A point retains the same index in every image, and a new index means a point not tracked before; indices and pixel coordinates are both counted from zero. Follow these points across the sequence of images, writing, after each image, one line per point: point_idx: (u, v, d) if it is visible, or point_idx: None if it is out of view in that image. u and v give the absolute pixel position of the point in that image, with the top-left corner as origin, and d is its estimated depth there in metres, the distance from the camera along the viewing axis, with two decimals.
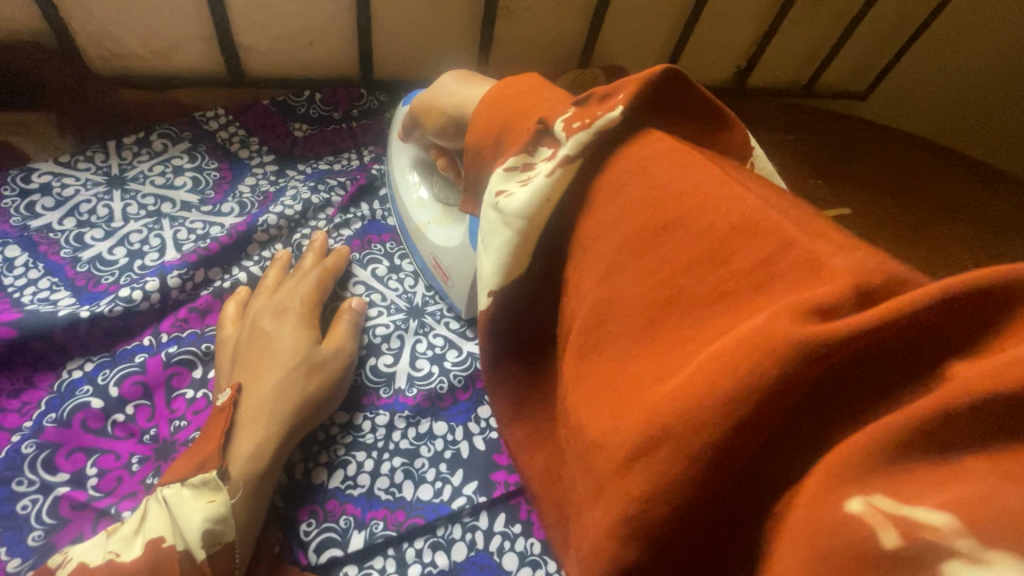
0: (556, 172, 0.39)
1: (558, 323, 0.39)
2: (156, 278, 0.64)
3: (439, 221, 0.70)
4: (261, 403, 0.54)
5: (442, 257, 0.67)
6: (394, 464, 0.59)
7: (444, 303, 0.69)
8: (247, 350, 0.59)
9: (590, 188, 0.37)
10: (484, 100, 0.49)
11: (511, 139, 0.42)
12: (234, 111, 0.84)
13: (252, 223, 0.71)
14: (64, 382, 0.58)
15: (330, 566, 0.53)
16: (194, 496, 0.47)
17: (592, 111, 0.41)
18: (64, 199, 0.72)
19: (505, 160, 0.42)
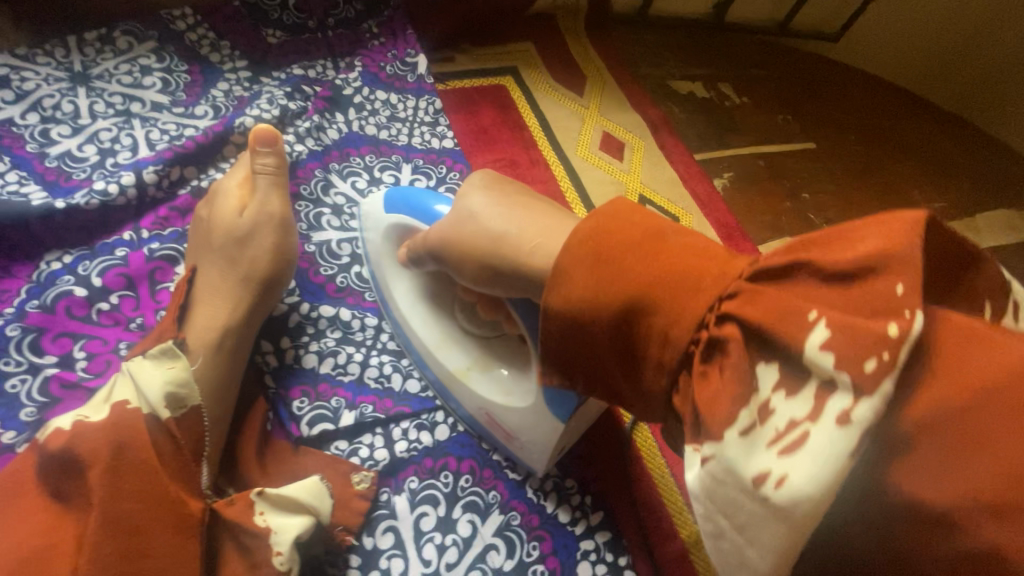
0: (674, 325, 0.35)
1: (754, 560, 0.32)
2: (131, 172, 0.64)
3: (485, 368, 0.56)
4: (211, 279, 0.57)
5: (464, 367, 0.57)
6: (382, 359, 0.62)
7: (464, 417, 0.59)
8: (197, 232, 0.60)
9: (769, 380, 0.31)
10: (576, 241, 0.39)
11: (584, 259, 0.38)
12: (201, 11, 0.80)
13: (228, 124, 0.70)
14: (42, 272, 0.58)
15: (320, 442, 0.57)
16: (155, 365, 0.49)
17: (815, 267, 0.32)
18: (25, 93, 0.69)
19: (581, 279, 0.38)
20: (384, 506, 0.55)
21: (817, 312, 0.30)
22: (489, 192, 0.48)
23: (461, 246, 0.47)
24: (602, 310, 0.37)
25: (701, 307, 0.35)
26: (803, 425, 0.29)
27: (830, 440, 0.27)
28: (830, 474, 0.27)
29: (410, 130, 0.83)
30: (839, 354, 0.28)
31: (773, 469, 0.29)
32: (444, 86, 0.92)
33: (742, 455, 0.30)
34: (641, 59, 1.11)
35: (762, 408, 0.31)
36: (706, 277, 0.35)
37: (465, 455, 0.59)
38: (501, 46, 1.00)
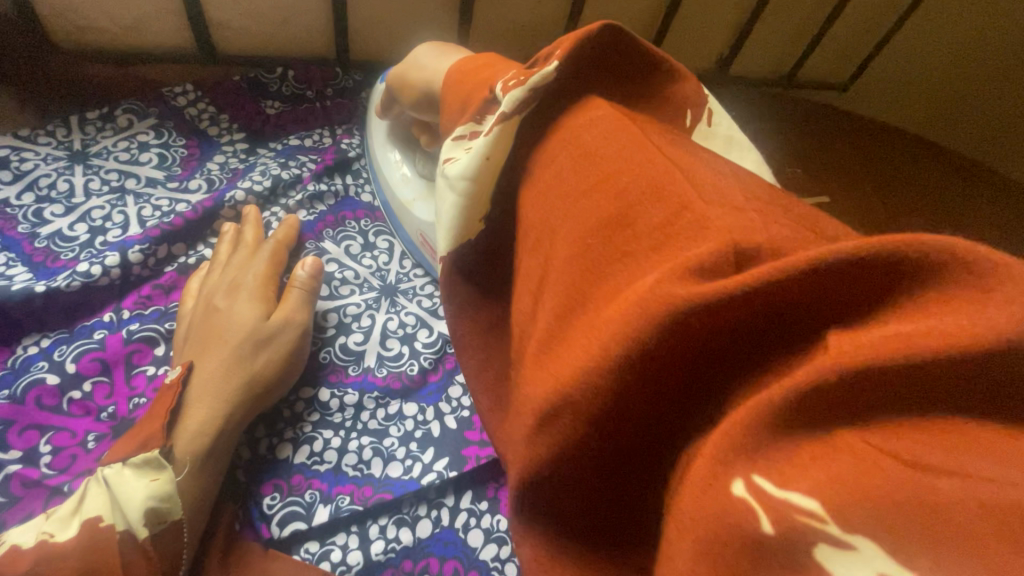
0: (475, 94, 0.47)
1: (445, 220, 0.44)
2: (116, 253, 0.63)
3: (424, 198, 0.71)
4: (212, 379, 0.54)
5: (411, 199, 0.71)
6: (362, 442, 0.58)
7: (408, 242, 0.74)
8: (204, 327, 0.58)
9: (490, 116, 0.44)
10: (454, 72, 0.52)
11: (460, 87, 0.49)
12: (203, 87, 0.82)
13: (219, 199, 0.71)
14: (18, 358, 0.57)
15: (291, 543, 0.53)
16: (136, 476, 0.46)
17: (538, 60, 0.46)
18: (22, 173, 0.70)
19: (452, 91, 0.50)
20: None
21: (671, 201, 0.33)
22: (434, 49, 0.61)
23: (405, 80, 0.62)
24: (451, 111, 0.49)
25: (487, 90, 0.46)
26: (480, 134, 0.44)
27: (485, 136, 0.43)
28: (484, 148, 0.42)
29: None
30: (513, 88, 0.42)
31: (456, 155, 0.44)
32: None
33: (451, 149, 0.45)
34: None
35: (474, 131, 0.44)
36: (497, 69, 0.47)
37: (449, 555, 0.54)
38: None
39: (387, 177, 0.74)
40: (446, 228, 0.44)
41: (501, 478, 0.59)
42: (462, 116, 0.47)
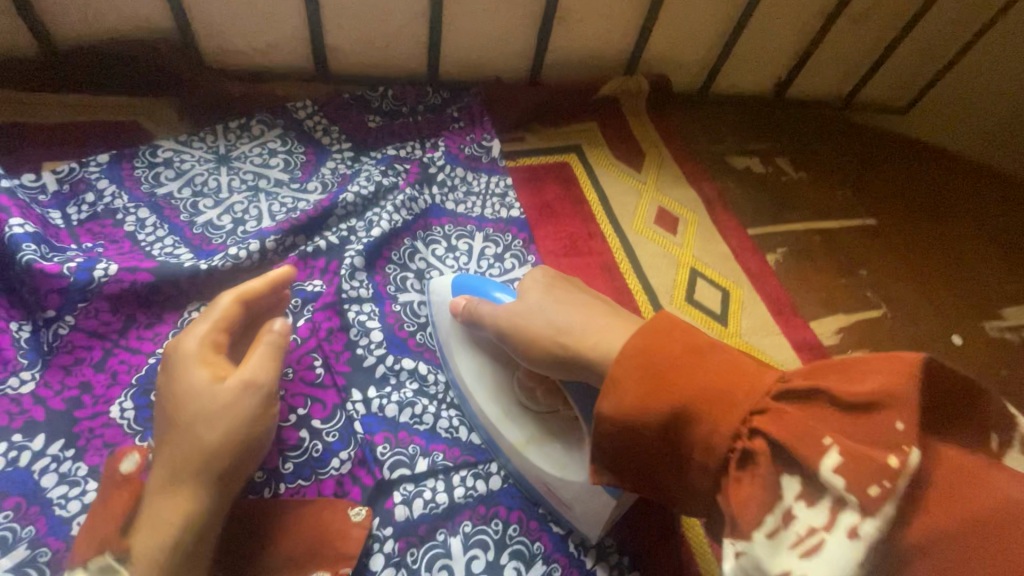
0: (715, 427, 0.47)
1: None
2: (257, 240, 0.77)
3: (540, 443, 0.65)
4: (177, 454, 0.55)
5: (522, 440, 0.66)
6: (450, 412, 0.72)
7: (526, 486, 0.66)
8: (162, 409, 0.57)
9: (798, 492, 0.43)
10: (629, 348, 0.52)
11: (635, 373, 0.51)
12: (318, 103, 0.97)
13: (333, 202, 0.84)
14: (185, 320, 0.72)
15: (393, 481, 0.65)
16: (148, 525, 0.52)
17: (848, 401, 0.44)
18: (182, 172, 0.86)
19: (633, 396, 0.50)
20: (442, 545, 0.63)
21: (832, 443, 0.42)
22: (546, 293, 0.64)
23: (529, 331, 0.62)
24: (648, 418, 0.50)
25: (737, 421, 0.47)
26: (821, 532, 0.41)
27: (842, 548, 0.39)
28: (847, 564, 0.39)
29: (483, 203, 0.94)
30: (849, 478, 0.40)
31: (793, 566, 0.41)
32: (514, 163, 1.03)
33: (769, 553, 0.42)
34: (700, 137, 1.19)
35: (785, 515, 0.43)
36: (739, 393, 0.48)
37: (514, 506, 0.66)
38: (567, 127, 1.11)
39: (491, 427, 0.68)
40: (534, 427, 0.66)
41: None
42: (721, 419, 0.47)
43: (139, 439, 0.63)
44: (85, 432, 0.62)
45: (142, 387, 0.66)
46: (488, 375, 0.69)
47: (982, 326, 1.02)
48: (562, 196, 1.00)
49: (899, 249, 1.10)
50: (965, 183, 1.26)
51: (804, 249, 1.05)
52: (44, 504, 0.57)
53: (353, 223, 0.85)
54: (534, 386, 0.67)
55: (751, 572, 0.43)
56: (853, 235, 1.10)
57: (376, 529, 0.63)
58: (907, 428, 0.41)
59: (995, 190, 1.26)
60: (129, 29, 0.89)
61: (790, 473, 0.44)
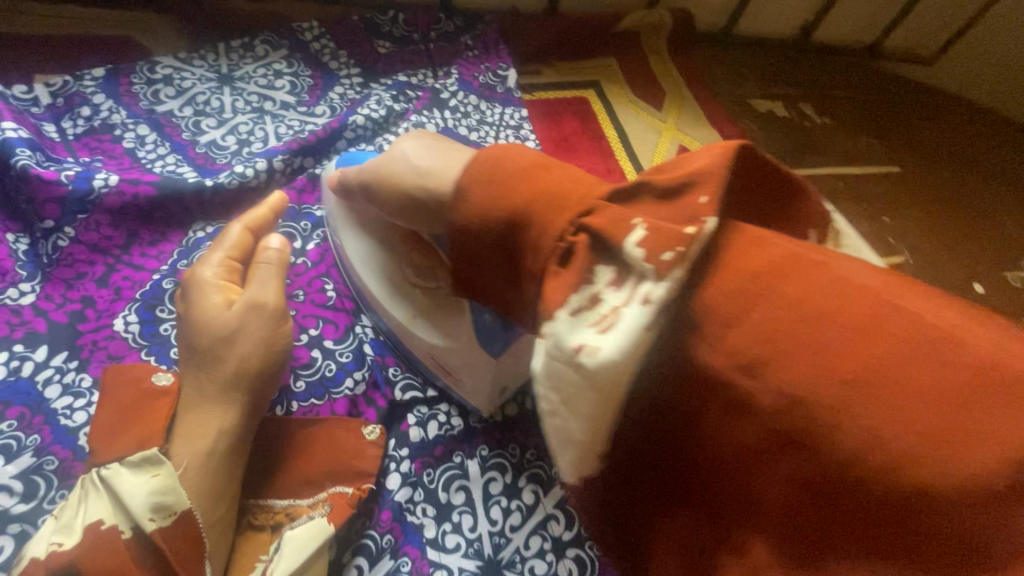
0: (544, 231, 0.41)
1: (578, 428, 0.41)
2: (264, 159, 0.74)
3: (426, 316, 0.60)
4: (200, 386, 0.54)
5: (408, 317, 0.61)
6: None
7: (416, 361, 0.64)
8: (184, 336, 0.57)
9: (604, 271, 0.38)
10: (472, 165, 0.45)
11: (481, 180, 0.44)
12: (326, 24, 0.92)
13: (342, 122, 0.81)
14: (190, 239, 0.69)
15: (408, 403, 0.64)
16: (133, 474, 0.48)
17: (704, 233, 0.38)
18: (183, 90, 0.82)
19: (479, 199, 0.44)
20: (458, 467, 0.62)
21: (638, 221, 0.38)
22: (418, 146, 0.53)
23: (394, 182, 0.53)
24: (492, 217, 0.43)
25: (567, 222, 0.40)
26: (619, 309, 0.37)
27: (635, 315, 0.36)
28: (628, 339, 0.36)
29: (497, 133, 0.90)
30: (650, 249, 0.36)
31: (589, 342, 0.36)
32: (530, 96, 0.98)
33: (567, 330, 0.37)
34: (721, 78, 1.14)
35: (593, 298, 0.38)
36: (572, 197, 0.41)
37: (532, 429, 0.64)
38: (585, 61, 1.06)
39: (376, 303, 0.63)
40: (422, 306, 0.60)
41: None
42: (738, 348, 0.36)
43: (146, 354, 0.61)
44: (89, 344, 0.60)
45: (148, 302, 0.63)
46: (372, 255, 0.63)
47: (1003, 278, 0.99)
48: (579, 131, 0.96)
49: (921, 197, 1.07)
50: (990, 134, 1.22)
51: (826, 193, 1.02)
52: (49, 414, 0.55)
53: (363, 147, 0.82)
54: (410, 249, 0.60)
55: (556, 359, 0.38)
56: (875, 180, 1.07)
57: (391, 449, 0.62)
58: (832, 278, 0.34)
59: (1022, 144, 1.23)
60: None
61: (606, 265, 0.39)
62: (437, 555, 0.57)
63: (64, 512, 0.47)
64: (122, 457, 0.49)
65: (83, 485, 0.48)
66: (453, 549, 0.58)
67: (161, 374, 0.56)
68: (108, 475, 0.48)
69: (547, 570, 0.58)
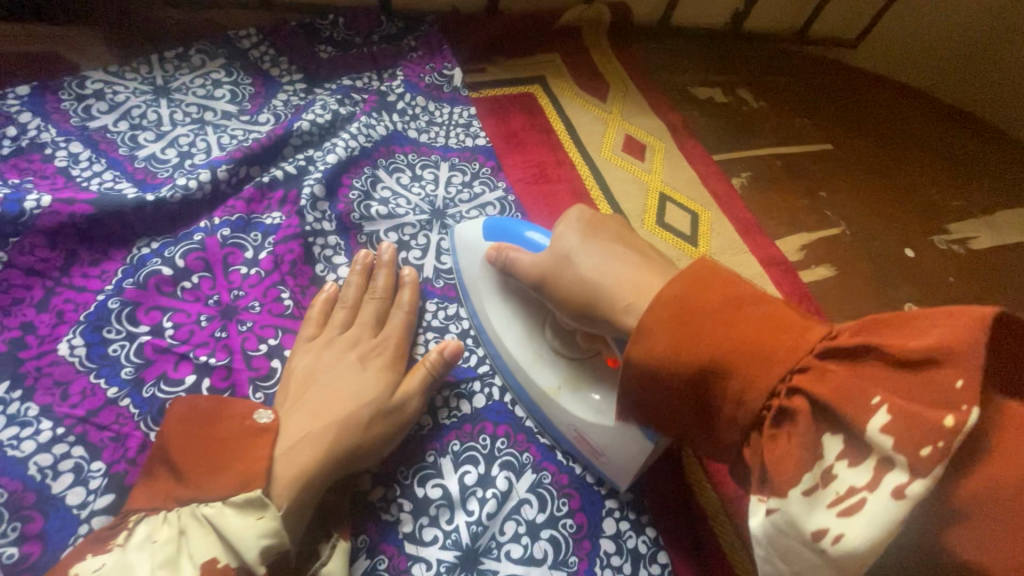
0: (751, 386, 0.42)
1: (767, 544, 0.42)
2: (207, 170, 0.73)
3: (572, 386, 0.63)
4: (303, 434, 0.56)
5: (555, 386, 0.63)
6: (427, 337, 0.71)
7: (558, 437, 0.64)
8: (311, 396, 0.59)
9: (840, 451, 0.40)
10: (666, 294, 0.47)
11: (665, 320, 0.47)
12: (264, 31, 0.91)
13: (287, 129, 0.80)
14: (135, 256, 0.67)
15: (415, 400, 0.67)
16: (239, 514, 0.49)
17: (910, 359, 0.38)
18: (117, 104, 0.79)
19: (655, 321, 0.47)
20: (431, 466, 0.62)
21: (880, 400, 0.38)
22: (581, 233, 0.59)
23: (562, 288, 0.58)
24: (683, 362, 0.46)
25: (771, 381, 0.42)
26: (862, 492, 0.37)
27: (886, 509, 0.36)
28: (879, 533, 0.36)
29: (447, 133, 0.91)
30: (898, 439, 0.36)
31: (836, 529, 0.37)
32: (477, 94, 0.99)
33: (806, 512, 0.39)
34: (662, 68, 1.17)
35: (825, 475, 0.39)
36: (780, 349, 0.42)
37: (501, 421, 0.66)
38: (530, 56, 1.07)
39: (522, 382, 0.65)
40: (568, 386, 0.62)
41: None
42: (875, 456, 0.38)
43: (94, 377, 0.59)
44: (33, 371, 0.58)
45: (93, 323, 0.61)
46: (519, 328, 0.66)
47: (932, 242, 1.06)
48: (528, 125, 0.98)
49: (853, 171, 1.14)
50: (911, 110, 1.30)
51: (766, 172, 1.07)
52: None
53: (311, 153, 0.81)
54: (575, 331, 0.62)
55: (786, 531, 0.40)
56: (810, 159, 1.13)
57: None
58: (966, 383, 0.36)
59: (942, 117, 1.32)
60: None
61: (832, 433, 0.40)
62: (414, 549, 0.58)
63: (161, 547, 0.48)
64: (225, 497, 0.50)
65: (181, 521, 0.49)
66: (430, 542, 0.58)
67: (261, 411, 0.56)
68: (212, 515, 0.49)
69: (523, 553, 0.59)
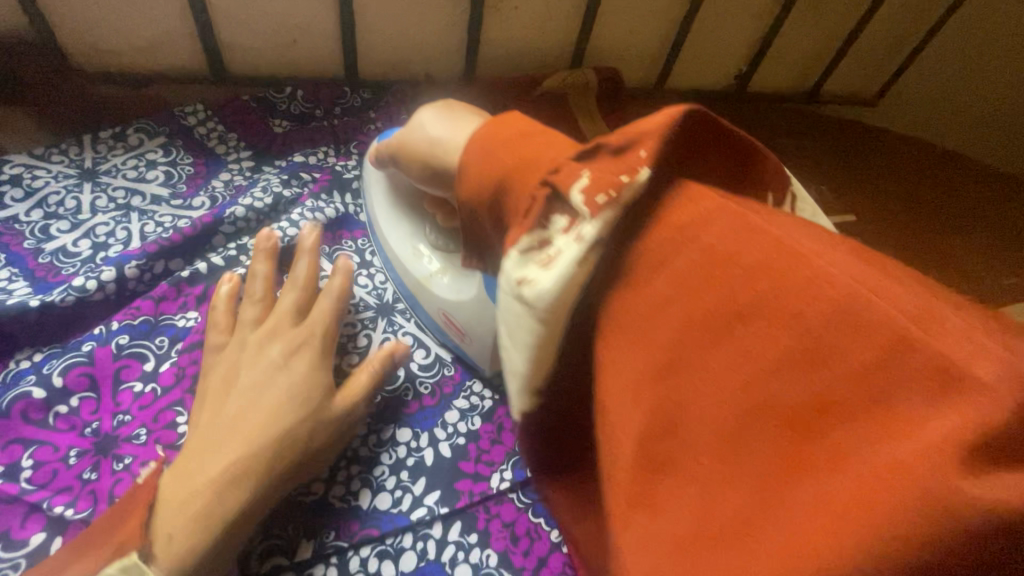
0: (524, 184, 0.38)
1: (517, 363, 0.39)
2: (112, 267, 0.63)
3: (445, 274, 0.63)
4: (209, 475, 0.48)
5: (428, 275, 0.64)
6: (351, 472, 0.58)
7: (428, 321, 0.66)
8: (217, 415, 0.52)
9: (559, 217, 0.35)
10: (475, 137, 0.43)
11: (477, 152, 0.42)
12: (213, 108, 0.83)
13: (218, 215, 0.70)
14: (9, 372, 0.57)
15: (317, 522, 0.54)
16: None
17: (602, 149, 0.36)
18: (33, 191, 0.71)
19: (478, 168, 0.41)
20: None
21: (584, 169, 0.35)
22: (436, 109, 0.52)
23: (411, 150, 0.53)
24: (480, 183, 0.41)
25: (537, 179, 0.37)
26: (561, 241, 0.35)
27: (569, 251, 0.34)
28: (570, 274, 0.34)
29: None
30: (588, 193, 0.34)
31: (531, 274, 0.35)
32: None
33: (517, 268, 0.36)
34: None
35: (542, 238, 0.35)
36: (554, 149, 0.39)
37: None
38: None
39: (398, 257, 0.66)
40: (440, 283, 0.63)
41: (491, 508, 0.58)
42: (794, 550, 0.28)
43: None
44: None
45: None
46: (401, 220, 0.67)
47: None
48: None
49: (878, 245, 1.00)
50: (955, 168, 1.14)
51: None
52: None
53: (245, 242, 0.71)
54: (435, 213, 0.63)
55: (522, 314, 0.36)
56: None
57: None
58: (650, 154, 0.34)
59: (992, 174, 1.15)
60: None
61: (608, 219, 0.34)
62: None
63: None
64: None
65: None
66: None
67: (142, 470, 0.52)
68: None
69: None
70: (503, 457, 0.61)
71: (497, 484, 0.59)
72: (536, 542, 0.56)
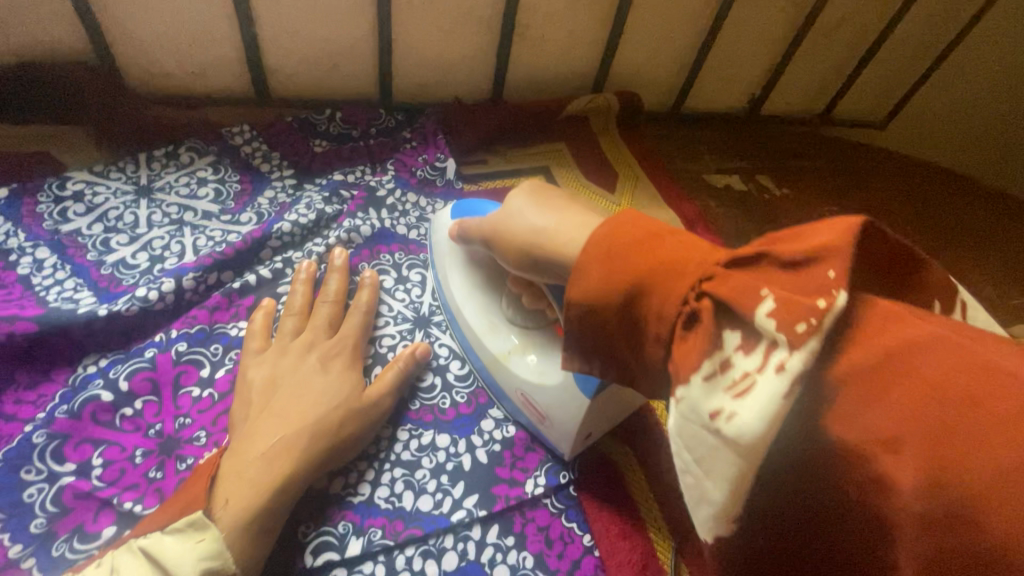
0: (662, 299, 0.38)
1: (712, 492, 0.35)
2: (171, 278, 0.67)
3: (528, 352, 0.63)
4: (266, 442, 0.54)
5: (507, 351, 0.64)
6: (394, 475, 0.61)
7: (505, 400, 0.65)
8: (267, 400, 0.59)
9: (729, 337, 0.35)
10: (591, 240, 0.43)
11: (595, 258, 0.42)
12: (258, 128, 0.88)
13: (267, 231, 0.74)
14: (78, 376, 0.61)
15: (365, 521, 0.58)
16: None
17: (772, 259, 0.35)
18: (94, 206, 0.76)
19: (597, 278, 0.41)
20: None
21: (769, 290, 0.33)
22: (531, 199, 0.54)
23: (509, 237, 0.55)
24: (608, 292, 0.40)
25: (686, 290, 0.37)
26: (753, 374, 0.32)
27: (771, 386, 0.31)
28: (771, 409, 0.30)
29: None
30: (783, 320, 0.31)
31: (725, 406, 0.32)
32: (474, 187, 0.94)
33: (701, 397, 0.34)
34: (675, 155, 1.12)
35: (722, 362, 0.34)
36: (689, 264, 0.39)
37: None
38: (532, 147, 1.03)
39: (475, 330, 0.66)
40: (524, 361, 0.62)
41: (527, 512, 0.61)
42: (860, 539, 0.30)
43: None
44: None
45: (10, 462, 0.54)
46: (478, 293, 0.68)
47: None
48: None
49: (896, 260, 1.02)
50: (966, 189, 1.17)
51: None
52: None
53: (291, 256, 0.75)
54: (521, 292, 0.63)
55: (690, 440, 0.35)
56: None
57: None
58: (842, 275, 0.32)
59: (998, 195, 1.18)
60: (44, 49, 0.80)
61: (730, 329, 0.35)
62: None
63: None
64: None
65: (113, 559, 0.46)
66: None
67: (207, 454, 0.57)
68: (149, 545, 0.46)
69: None
70: (537, 463, 0.64)
71: (531, 489, 0.62)
72: (569, 545, 0.59)
